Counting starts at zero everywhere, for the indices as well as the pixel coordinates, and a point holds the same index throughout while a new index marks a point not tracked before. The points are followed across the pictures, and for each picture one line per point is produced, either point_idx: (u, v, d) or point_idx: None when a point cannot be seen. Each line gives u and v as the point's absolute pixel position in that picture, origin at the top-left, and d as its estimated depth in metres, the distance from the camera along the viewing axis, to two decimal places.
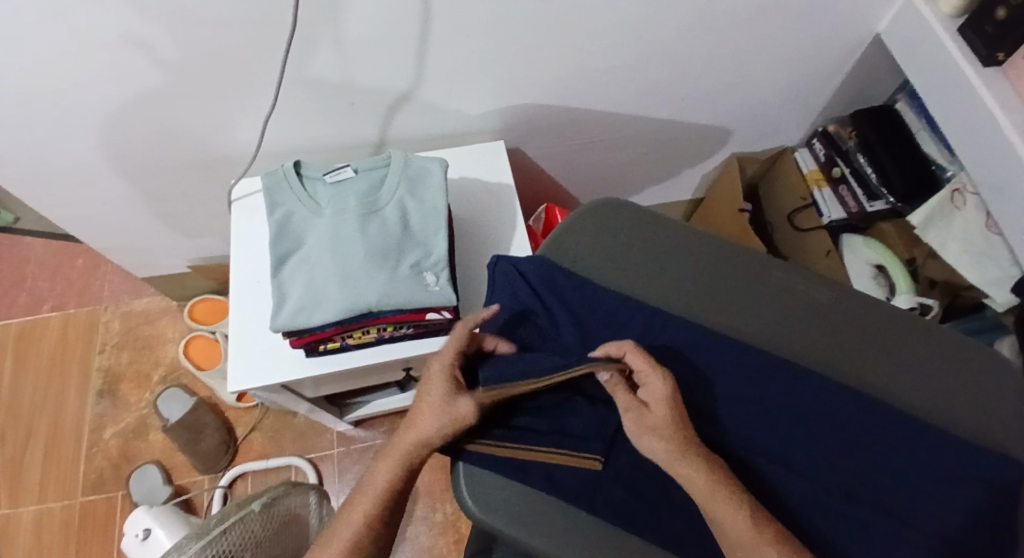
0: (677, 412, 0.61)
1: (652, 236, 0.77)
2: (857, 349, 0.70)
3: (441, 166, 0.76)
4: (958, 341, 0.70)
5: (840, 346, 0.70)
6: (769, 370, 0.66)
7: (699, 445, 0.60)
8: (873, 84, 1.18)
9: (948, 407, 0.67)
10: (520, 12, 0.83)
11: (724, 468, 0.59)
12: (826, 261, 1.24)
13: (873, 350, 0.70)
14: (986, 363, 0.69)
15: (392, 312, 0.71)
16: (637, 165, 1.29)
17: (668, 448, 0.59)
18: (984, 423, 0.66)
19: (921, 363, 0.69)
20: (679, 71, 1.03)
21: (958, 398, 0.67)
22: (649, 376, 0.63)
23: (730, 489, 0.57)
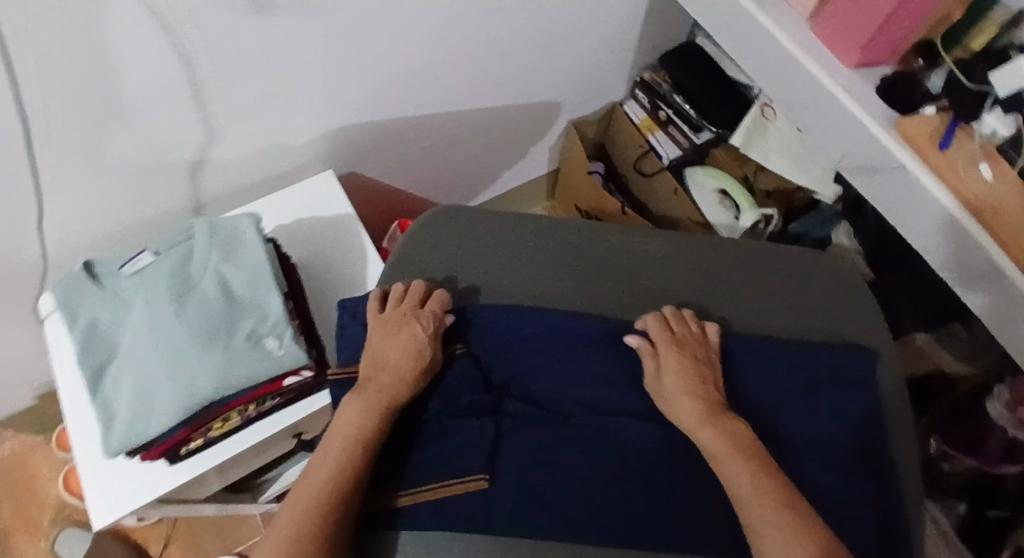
0: (697, 370, 0.65)
1: (497, 228, 0.77)
2: (714, 282, 0.74)
3: (252, 221, 0.71)
4: (789, 253, 0.77)
5: (701, 283, 0.74)
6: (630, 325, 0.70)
7: (722, 408, 0.63)
8: (671, 23, 1.24)
9: (785, 296, 0.74)
10: (305, 35, 0.79)
11: (747, 428, 0.61)
12: (675, 200, 1.30)
13: (729, 278, 0.75)
14: (817, 265, 0.76)
15: (240, 391, 0.65)
16: (481, 157, 1.28)
17: (680, 410, 0.63)
18: (820, 301, 0.74)
19: (752, 267, 0.76)
20: (487, 55, 1.03)
21: (794, 289, 0.74)
22: (665, 353, 0.66)
23: (746, 449, 0.59)
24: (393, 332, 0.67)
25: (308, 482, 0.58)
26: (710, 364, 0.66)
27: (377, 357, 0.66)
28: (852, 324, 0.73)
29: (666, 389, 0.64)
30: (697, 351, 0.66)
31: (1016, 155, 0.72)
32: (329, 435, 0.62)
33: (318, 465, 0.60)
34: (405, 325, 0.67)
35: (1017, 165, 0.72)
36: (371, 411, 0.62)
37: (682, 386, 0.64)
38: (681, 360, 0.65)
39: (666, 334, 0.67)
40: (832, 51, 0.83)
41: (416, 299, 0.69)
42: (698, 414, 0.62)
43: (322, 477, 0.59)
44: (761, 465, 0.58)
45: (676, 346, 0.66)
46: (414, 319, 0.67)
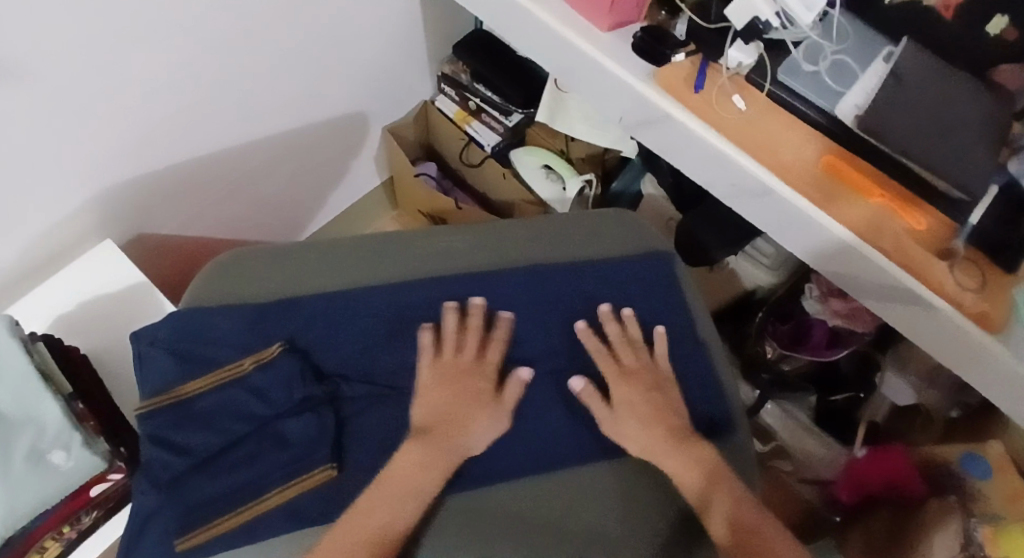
0: (657, 406, 0.66)
1: (303, 249, 0.75)
2: (519, 245, 0.78)
3: (10, 322, 0.64)
4: (589, 217, 0.82)
5: (507, 250, 0.77)
6: (439, 306, 0.71)
7: (684, 434, 0.65)
8: (450, 13, 1.24)
9: (572, 248, 0.78)
10: (18, 102, 0.71)
11: (711, 456, 0.64)
12: (506, 183, 1.31)
13: (536, 242, 0.78)
14: (613, 221, 0.81)
15: (35, 514, 0.60)
16: (293, 187, 1.24)
17: (637, 436, 0.65)
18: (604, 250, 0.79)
19: (537, 231, 0.79)
20: (256, 84, 0.98)
21: (576, 242, 0.79)
22: (626, 379, 0.68)
23: (709, 471, 0.63)
24: (461, 383, 0.66)
25: (354, 529, 0.58)
26: (662, 391, 0.68)
27: (441, 412, 0.65)
28: (651, 265, 0.77)
29: (615, 418, 0.66)
30: (652, 377, 0.69)
31: (762, 80, 0.78)
32: (385, 479, 0.61)
33: (366, 516, 0.58)
34: (472, 377, 0.67)
35: (764, 90, 0.79)
36: (435, 467, 0.61)
37: (634, 422, 0.65)
38: (632, 391, 0.67)
39: (615, 361, 0.69)
40: (582, 15, 0.86)
41: (477, 343, 0.69)
42: (666, 444, 0.64)
43: (363, 538, 0.57)
44: (716, 481, 0.63)
45: (626, 375, 0.68)
46: (481, 371, 0.68)
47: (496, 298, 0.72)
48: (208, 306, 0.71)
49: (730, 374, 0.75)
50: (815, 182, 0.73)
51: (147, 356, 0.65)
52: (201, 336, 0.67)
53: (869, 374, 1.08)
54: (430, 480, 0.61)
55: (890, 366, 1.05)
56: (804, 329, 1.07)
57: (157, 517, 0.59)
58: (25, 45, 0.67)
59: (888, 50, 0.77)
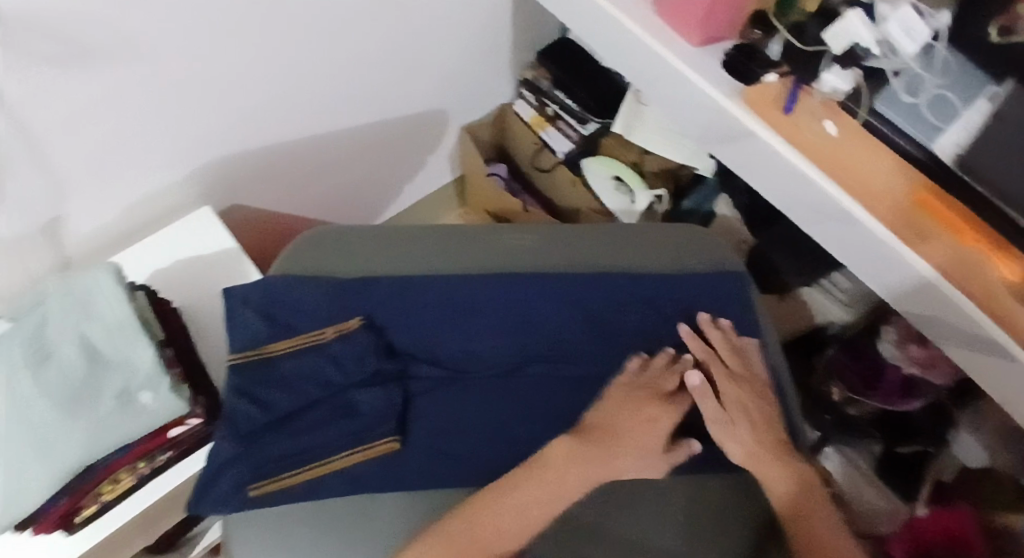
0: (764, 416, 0.68)
1: (384, 233, 0.78)
2: (592, 249, 0.79)
3: (112, 271, 0.68)
4: (664, 230, 0.82)
5: (580, 253, 0.78)
6: (504, 299, 0.72)
7: (785, 445, 0.67)
8: (538, 20, 1.26)
9: (640, 257, 0.79)
10: (138, 73, 0.76)
11: (811, 476, 0.66)
12: (575, 191, 1.32)
13: (609, 249, 0.79)
14: (689, 236, 0.82)
15: (120, 452, 0.63)
16: (373, 174, 1.27)
17: (741, 439, 0.66)
18: (677, 265, 0.79)
19: (607, 237, 0.80)
20: (348, 72, 1.02)
21: (645, 251, 0.79)
22: (729, 387, 0.69)
23: (805, 483, 0.65)
24: (639, 413, 0.65)
25: (509, 504, 0.60)
26: (767, 402, 0.69)
27: (613, 432, 0.64)
28: (720, 283, 0.76)
29: (728, 416, 0.67)
30: (753, 384, 0.70)
31: (857, 106, 0.77)
32: (543, 464, 0.62)
33: (523, 496, 0.61)
34: (661, 411, 0.66)
35: (858, 118, 0.77)
36: (596, 466, 0.62)
37: (746, 425, 0.67)
38: (741, 395, 0.69)
39: (721, 364, 0.70)
40: (673, 29, 0.86)
41: (665, 375, 0.68)
42: (774, 455, 0.65)
43: (521, 518, 0.60)
44: (808, 494, 0.64)
45: (733, 379, 0.69)
46: (679, 401, 0.67)
47: (562, 297, 0.73)
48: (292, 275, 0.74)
49: (792, 399, 0.74)
50: (902, 216, 0.72)
51: (235, 314, 0.69)
52: (282, 302, 0.70)
53: (942, 429, 1.02)
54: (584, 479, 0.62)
55: (964, 423, 1.00)
56: (873, 369, 1.02)
57: (230, 467, 0.62)
58: (143, 21, 0.72)
59: (994, 89, 0.72)
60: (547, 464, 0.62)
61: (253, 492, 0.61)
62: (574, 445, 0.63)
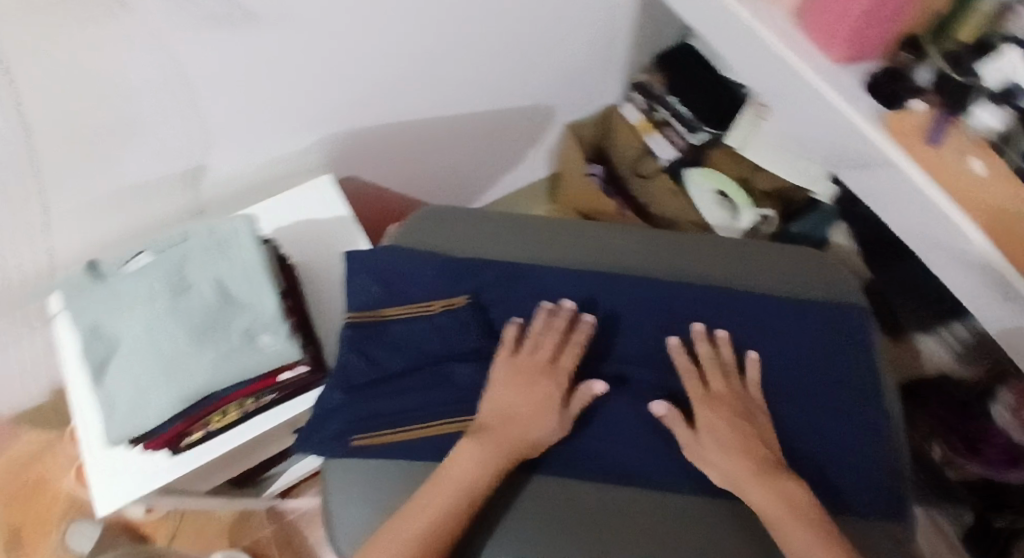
0: (746, 435, 0.64)
1: (502, 218, 0.81)
2: (705, 260, 0.78)
3: (248, 223, 0.74)
4: (780, 249, 0.81)
5: (691, 262, 0.78)
6: (610, 297, 0.73)
7: (772, 465, 0.63)
8: (665, 23, 1.24)
9: (754, 277, 0.77)
10: (289, 42, 0.80)
11: (805, 493, 0.61)
12: (675, 201, 1.28)
13: (722, 261, 0.78)
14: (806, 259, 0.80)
15: (236, 385, 0.68)
16: (479, 159, 1.30)
17: (722, 465, 0.63)
18: (790, 288, 0.77)
19: (723, 252, 0.79)
20: (475, 59, 1.04)
21: (762, 272, 0.78)
22: (704, 411, 0.66)
23: (797, 506, 0.60)
24: (530, 383, 0.66)
25: (421, 501, 0.61)
26: (749, 420, 0.65)
27: (509, 408, 0.65)
28: (837, 311, 0.74)
29: (704, 444, 0.64)
30: (733, 401, 0.66)
31: (1010, 149, 0.70)
32: (448, 470, 0.62)
33: (429, 497, 0.61)
34: (541, 380, 0.67)
35: (1007, 157, 0.71)
36: (494, 460, 0.62)
37: (723, 451, 0.63)
38: (715, 414, 0.65)
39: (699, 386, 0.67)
40: (813, 48, 0.83)
41: (554, 340, 0.69)
42: (749, 475, 0.62)
43: (422, 516, 0.60)
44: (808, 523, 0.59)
45: (709, 402, 0.66)
46: (551, 374, 0.67)
47: (670, 303, 0.73)
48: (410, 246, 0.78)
49: (902, 438, 0.71)
50: None
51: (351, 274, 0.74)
52: (399, 271, 0.73)
53: None
54: (477, 477, 0.61)
55: None
56: (971, 428, 0.97)
57: (336, 414, 0.67)
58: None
59: None
60: (450, 472, 0.62)
61: (353, 442, 0.65)
62: (469, 447, 0.63)
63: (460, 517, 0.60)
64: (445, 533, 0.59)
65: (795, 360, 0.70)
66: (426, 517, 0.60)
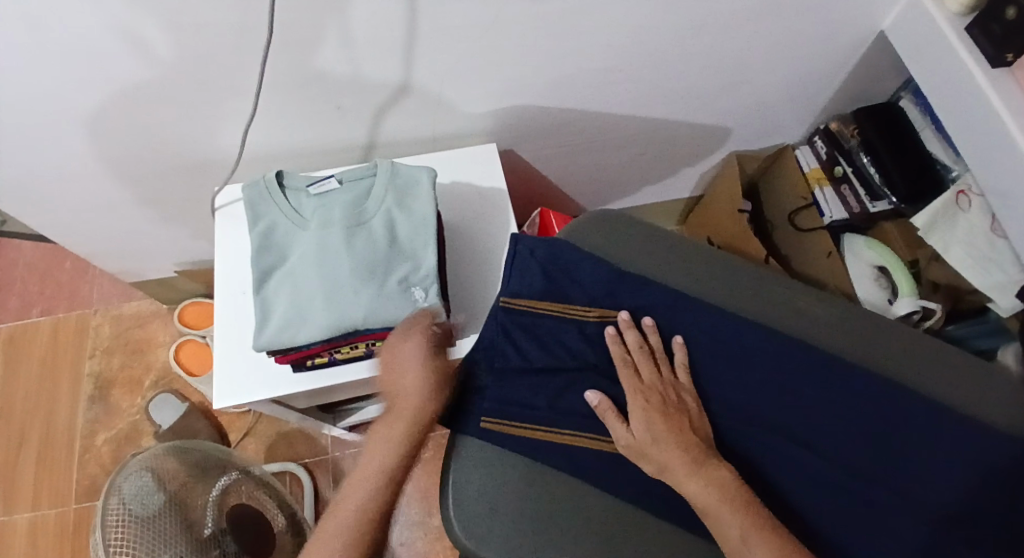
0: (677, 424, 0.68)
1: (669, 237, 0.83)
2: (872, 337, 0.75)
3: (429, 175, 0.75)
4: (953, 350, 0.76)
5: (854, 336, 0.76)
6: (766, 352, 0.71)
7: (705, 455, 0.66)
8: (875, 80, 1.15)
9: (928, 376, 0.73)
10: (510, 9, 0.80)
11: (734, 478, 0.65)
12: (827, 262, 1.19)
13: (890, 343, 0.75)
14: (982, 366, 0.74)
15: (380, 328, 0.70)
16: (634, 165, 1.27)
17: (663, 457, 0.67)
18: (955, 396, 0.72)
19: (897, 337, 0.76)
20: (673, 69, 1.00)
21: (939, 371, 0.73)
22: (638, 402, 0.70)
23: (736, 500, 0.63)
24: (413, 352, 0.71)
25: (347, 491, 0.68)
26: (681, 417, 0.69)
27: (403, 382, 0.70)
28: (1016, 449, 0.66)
29: (642, 438, 0.68)
30: (662, 396, 0.70)
31: None
32: (364, 463, 0.69)
33: (353, 487, 0.68)
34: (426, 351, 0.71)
35: None
36: (398, 443, 0.68)
37: (653, 439, 0.67)
38: (647, 406, 0.69)
39: (630, 376, 0.71)
40: None
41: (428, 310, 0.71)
42: (681, 465, 0.66)
43: (357, 502, 0.67)
44: (762, 525, 0.62)
45: (641, 394, 0.70)
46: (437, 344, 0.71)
47: (828, 383, 0.70)
48: (577, 242, 0.82)
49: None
50: None
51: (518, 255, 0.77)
52: (565, 270, 0.77)
53: None
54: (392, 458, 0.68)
55: None
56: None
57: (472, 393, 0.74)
58: None
59: None
60: (368, 464, 0.68)
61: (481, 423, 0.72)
62: (378, 433, 0.69)
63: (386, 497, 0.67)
64: (373, 514, 0.66)
65: (946, 479, 0.65)
66: (358, 506, 0.66)
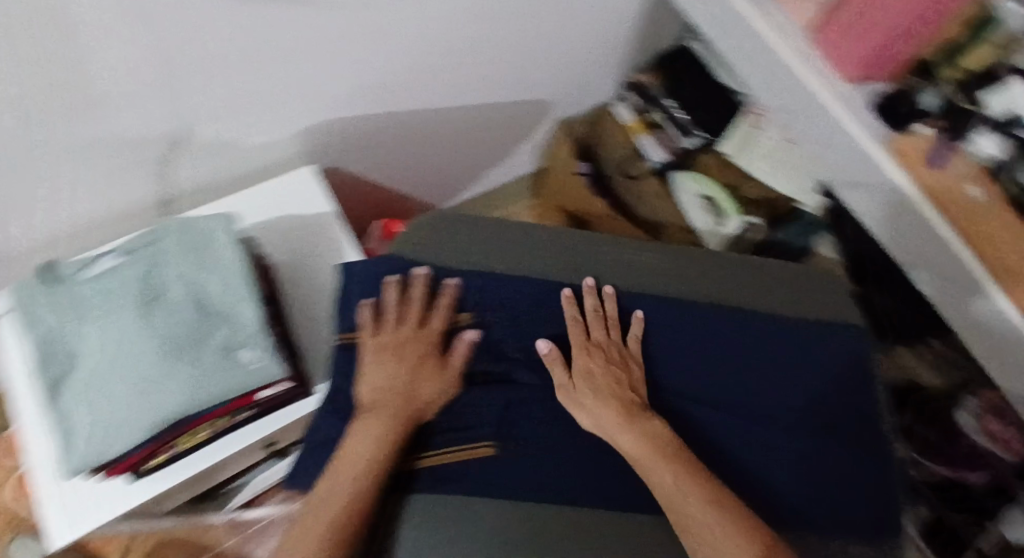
0: (617, 381, 0.69)
1: (498, 225, 0.80)
2: (705, 270, 0.79)
3: (223, 226, 0.72)
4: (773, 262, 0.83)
5: (691, 272, 0.79)
6: (614, 311, 0.73)
7: (640, 411, 0.67)
8: (662, 24, 1.21)
9: (759, 293, 0.78)
10: (282, 25, 0.75)
11: (666, 431, 0.66)
12: (662, 204, 1.25)
13: (722, 271, 0.79)
14: (797, 270, 0.82)
15: (210, 406, 0.64)
16: (463, 158, 1.26)
17: (596, 411, 0.67)
18: (780, 302, 0.78)
19: (729, 266, 0.80)
20: (472, 53, 0.99)
21: (765, 285, 0.79)
22: (587, 360, 0.70)
23: (668, 453, 0.64)
24: (400, 354, 0.69)
25: (325, 486, 0.63)
26: (626, 374, 0.70)
27: (385, 383, 0.68)
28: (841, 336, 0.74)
29: (583, 392, 0.68)
30: (608, 356, 0.70)
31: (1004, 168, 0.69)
32: (345, 456, 0.64)
33: (335, 480, 0.63)
34: (412, 346, 0.70)
35: (1007, 183, 0.68)
36: (387, 434, 0.64)
37: (594, 395, 0.68)
38: (591, 363, 0.70)
39: (581, 336, 0.71)
40: (823, 59, 0.82)
41: (421, 300, 0.71)
42: (615, 417, 0.66)
43: (338, 498, 0.62)
44: (694, 472, 0.63)
45: (588, 352, 0.70)
46: (422, 338, 0.70)
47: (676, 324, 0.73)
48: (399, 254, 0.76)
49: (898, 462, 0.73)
50: None
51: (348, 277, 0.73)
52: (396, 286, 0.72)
53: (997, 504, 0.98)
54: (381, 449, 0.64)
55: None
56: (959, 449, 1.02)
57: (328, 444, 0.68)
58: None
59: None
60: (350, 454, 0.64)
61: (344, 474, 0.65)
62: (363, 424, 0.65)
63: (374, 489, 0.63)
64: (359, 509, 0.62)
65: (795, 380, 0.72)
66: (342, 500, 0.62)
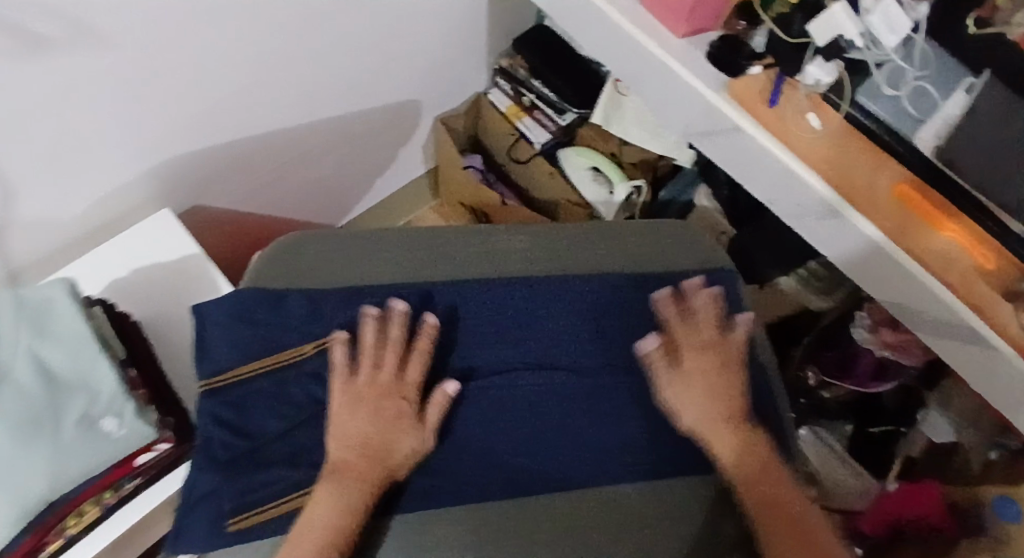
0: (728, 385, 0.67)
1: (361, 239, 0.78)
2: (571, 246, 0.80)
3: (66, 288, 0.69)
4: (638, 224, 0.83)
5: (559, 251, 0.79)
6: (488, 304, 0.72)
7: (746, 422, 0.66)
8: (514, 6, 1.22)
9: (626, 258, 0.80)
10: (102, 65, 0.72)
11: (766, 447, 0.65)
12: (551, 182, 1.27)
13: (586, 245, 0.80)
14: (661, 227, 0.83)
15: (82, 482, 0.64)
16: (343, 173, 1.24)
17: (700, 410, 0.66)
18: (649, 264, 0.80)
19: (595, 238, 0.81)
20: (322, 63, 0.97)
21: (631, 249, 0.81)
22: (696, 359, 0.68)
23: (759, 466, 0.64)
24: (377, 406, 0.64)
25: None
26: (736, 372, 0.68)
27: (356, 440, 0.62)
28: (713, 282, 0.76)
29: (687, 389, 0.66)
30: (721, 358, 0.69)
31: (840, 99, 0.78)
32: (306, 523, 0.58)
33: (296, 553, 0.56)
34: (390, 397, 0.65)
35: (841, 110, 0.78)
36: (356, 495, 0.59)
37: (702, 396, 0.66)
38: (703, 362, 0.68)
39: (695, 331, 0.70)
40: (658, 19, 0.84)
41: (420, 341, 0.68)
42: (723, 420, 0.65)
43: None
44: (774, 487, 0.63)
45: (701, 350, 0.69)
46: (400, 390, 0.65)
47: (553, 303, 0.73)
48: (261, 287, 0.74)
49: (783, 395, 0.75)
50: (896, 215, 0.73)
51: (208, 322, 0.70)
52: (265, 320, 0.70)
53: (908, 405, 1.08)
54: (350, 512, 0.58)
55: (934, 402, 1.04)
56: (863, 365, 1.06)
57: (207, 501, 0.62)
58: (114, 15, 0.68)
59: (970, 81, 0.73)
60: (313, 521, 0.58)
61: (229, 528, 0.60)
62: (327, 485, 0.59)
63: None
64: None
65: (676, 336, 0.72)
66: None
